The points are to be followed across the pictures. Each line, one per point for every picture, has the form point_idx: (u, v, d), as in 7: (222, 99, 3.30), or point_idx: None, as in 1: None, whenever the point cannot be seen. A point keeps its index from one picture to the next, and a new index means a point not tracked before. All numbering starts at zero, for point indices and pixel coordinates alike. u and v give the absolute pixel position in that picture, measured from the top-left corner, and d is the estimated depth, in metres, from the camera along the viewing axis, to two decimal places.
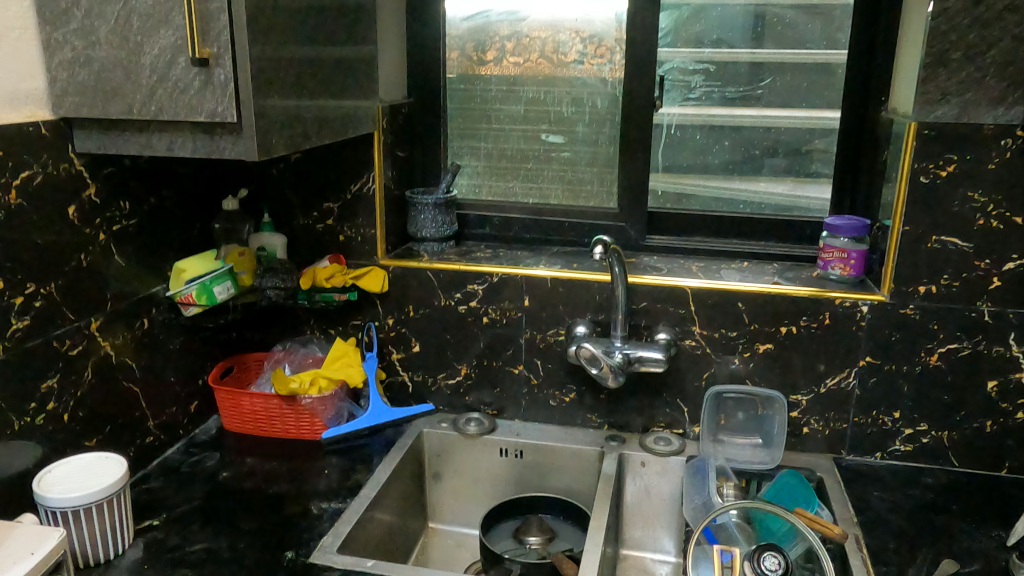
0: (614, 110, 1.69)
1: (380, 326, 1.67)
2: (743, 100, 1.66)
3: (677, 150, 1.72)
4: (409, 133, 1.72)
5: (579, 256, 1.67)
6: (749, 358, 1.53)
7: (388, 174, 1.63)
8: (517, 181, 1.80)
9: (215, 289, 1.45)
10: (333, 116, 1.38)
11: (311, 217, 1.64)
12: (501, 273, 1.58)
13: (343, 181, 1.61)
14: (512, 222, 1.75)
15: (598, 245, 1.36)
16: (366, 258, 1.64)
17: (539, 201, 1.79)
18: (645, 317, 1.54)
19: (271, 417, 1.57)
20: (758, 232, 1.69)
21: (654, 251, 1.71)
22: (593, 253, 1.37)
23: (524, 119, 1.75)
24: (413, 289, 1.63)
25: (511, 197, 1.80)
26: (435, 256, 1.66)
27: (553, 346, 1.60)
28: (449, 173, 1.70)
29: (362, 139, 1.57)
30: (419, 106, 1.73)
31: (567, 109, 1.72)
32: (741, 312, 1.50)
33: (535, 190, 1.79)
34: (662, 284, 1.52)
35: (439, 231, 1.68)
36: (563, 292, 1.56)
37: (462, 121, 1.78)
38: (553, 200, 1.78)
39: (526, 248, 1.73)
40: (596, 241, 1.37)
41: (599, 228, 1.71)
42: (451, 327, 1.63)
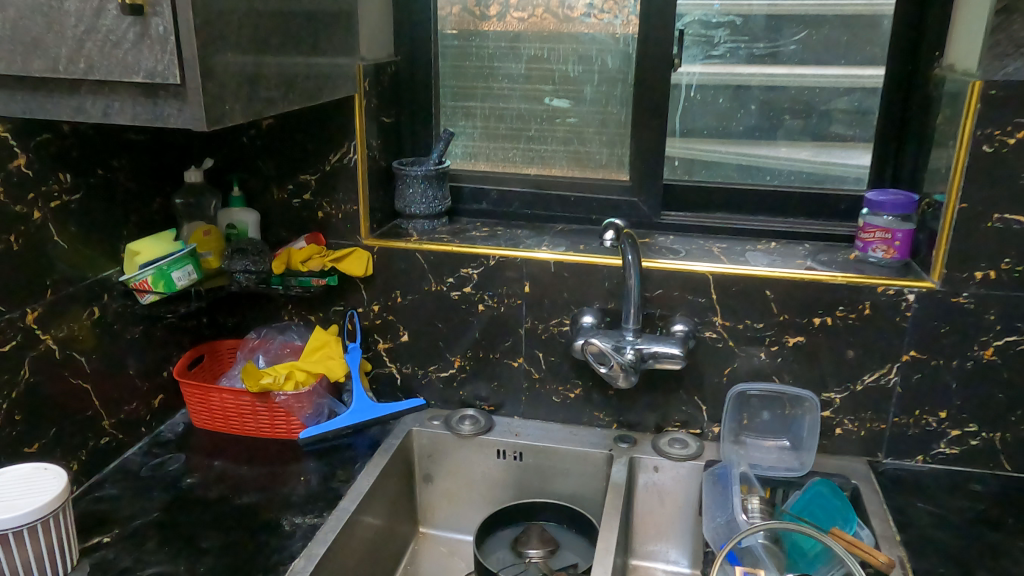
0: (627, 69, 1.50)
1: (365, 314, 1.50)
2: (771, 57, 1.47)
3: (696, 114, 1.53)
4: (397, 96, 1.53)
5: (585, 236, 1.49)
6: (777, 352, 1.36)
7: (372, 142, 1.44)
8: (518, 150, 1.61)
9: (175, 274, 1.27)
10: (304, 76, 1.19)
11: (286, 191, 1.47)
12: (498, 255, 1.40)
13: (321, 151, 1.43)
14: (511, 195, 1.57)
15: (610, 227, 1.22)
16: (347, 237, 1.46)
17: (541, 172, 1.60)
18: (660, 306, 1.37)
19: (243, 416, 1.41)
20: (788, 207, 1.50)
21: (669, 229, 1.53)
22: (604, 239, 1.20)
23: (526, 80, 1.56)
24: (400, 272, 1.46)
25: (511, 167, 1.62)
26: (424, 236, 1.48)
27: (556, 337, 1.43)
28: (440, 141, 1.51)
29: (341, 102, 1.39)
30: (407, 65, 1.54)
31: (574, 70, 1.53)
32: (769, 300, 1.33)
33: (538, 160, 1.61)
34: (679, 269, 1.35)
35: (430, 207, 1.50)
36: (568, 278, 1.39)
37: (457, 82, 1.58)
38: (557, 171, 1.60)
39: (527, 226, 1.55)
40: (608, 223, 1.21)
41: (608, 203, 1.53)
42: (443, 314, 1.47)
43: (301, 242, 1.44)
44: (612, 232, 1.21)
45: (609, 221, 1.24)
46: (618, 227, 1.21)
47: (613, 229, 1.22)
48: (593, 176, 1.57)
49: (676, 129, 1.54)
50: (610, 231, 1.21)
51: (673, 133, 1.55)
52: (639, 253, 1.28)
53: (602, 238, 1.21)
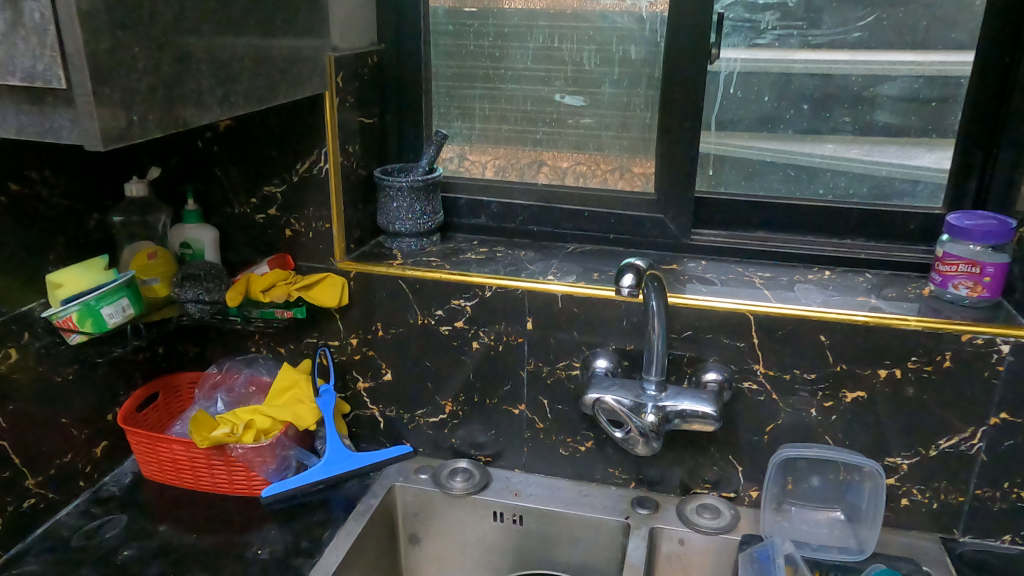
0: (653, 60, 1.25)
1: (341, 348, 1.29)
2: (832, 45, 1.21)
3: (737, 113, 1.27)
4: (380, 92, 1.29)
5: (601, 261, 1.26)
6: (831, 409, 1.12)
7: (348, 149, 1.22)
8: (520, 151, 1.36)
9: (105, 311, 1.05)
10: (256, 74, 0.97)
11: (248, 204, 1.25)
12: (496, 285, 1.17)
13: (287, 158, 1.20)
14: (513, 209, 1.33)
15: (628, 270, 0.93)
16: (320, 260, 1.24)
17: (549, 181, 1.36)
18: (689, 349, 1.14)
19: (196, 470, 1.21)
20: (846, 228, 1.25)
21: (700, 253, 1.28)
22: (623, 284, 0.95)
23: (534, 73, 1.31)
24: (381, 302, 1.24)
25: (514, 174, 1.37)
26: (410, 258, 1.26)
27: (564, 382, 1.21)
28: (431, 145, 1.28)
29: (309, 101, 1.16)
30: (393, 54, 1.30)
31: (590, 62, 1.28)
32: (824, 347, 1.09)
33: (545, 162, 1.35)
34: (714, 307, 1.11)
35: (417, 223, 1.27)
36: (579, 313, 1.16)
37: (453, 73, 1.34)
38: (570, 165, 1.35)
39: (532, 246, 1.32)
40: (625, 264, 0.94)
41: (629, 220, 1.29)
42: (431, 352, 1.25)
43: (264, 266, 1.22)
44: (633, 276, 0.94)
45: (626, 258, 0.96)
46: (638, 268, 0.94)
47: (633, 271, 0.93)
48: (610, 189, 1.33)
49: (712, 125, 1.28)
50: (631, 275, 0.94)
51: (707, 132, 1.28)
52: (665, 297, 1.05)
53: (618, 284, 0.95)
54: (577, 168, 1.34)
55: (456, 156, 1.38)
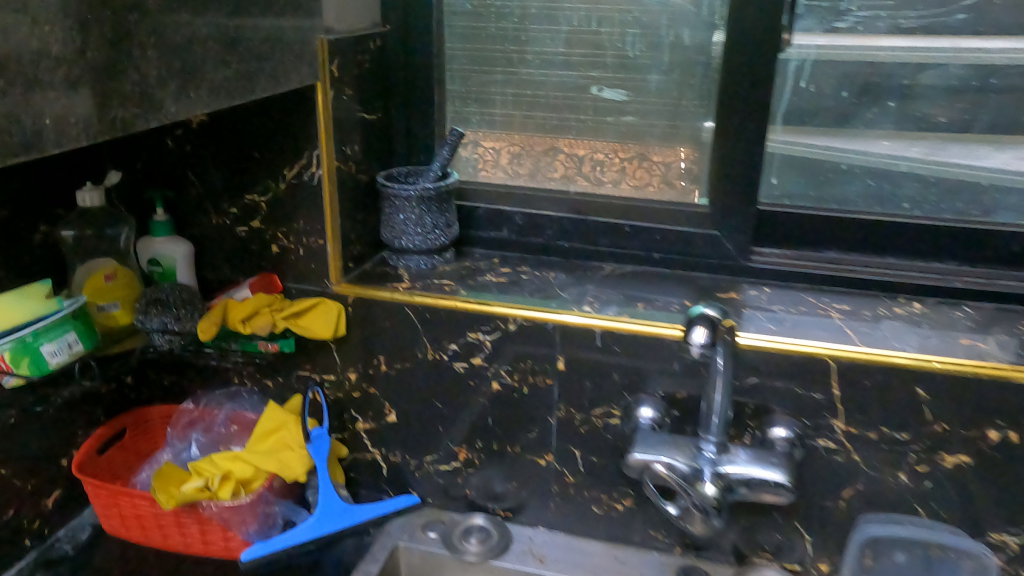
0: (710, 45, 1.03)
1: (336, 384, 1.10)
2: (927, 30, 1.02)
3: (811, 110, 1.06)
4: (383, 81, 1.09)
5: (645, 287, 1.06)
6: (926, 475, 0.92)
7: (345, 151, 1.02)
8: (532, 141, 1.16)
9: (46, 349, 0.87)
10: (225, 63, 0.77)
11: (226, 215, 1.05)
12: (520, 316, 0.98)
13: (273, 162, 1.01)
14: (541, 221, 1.12)
15: (699, 321, 0.84)
16: (311, 282, 1.05)
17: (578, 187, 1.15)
18: (752, 397, 0.95)
19: (164, 528, 1.03)
20: (938, 251, 1.04)
21: (761, 277, 1.08)
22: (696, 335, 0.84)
23: (567, 60, 1.11)
24: (384, 333, 1.05)
25: (524, 171, 1.17)
26: (418, 281, 1.06)
27: (600, 432, 1.02)
28: (445, 145, 1.08)
29: (299, 94, 0.96)
30: (399, 35, 1.10)
31: (635, 49, 1.07)
32: (921, 403, 0.89)
33: (559, 153, 1.15)
34: (788, 351, 0.91)
35: (428, 239, 1.07)
36: (621, 353, 0.97)
37: (469, 57, 1.13)
38: (588, 152, 1.14)
39: (562, 266, 1.12)
40: (698, 314, 0.85)
41: (678, 237, 1.09)
42: (442, 391, 1.06)
43: (245, 290, 1.03)
44: (706, 330, 0.83)
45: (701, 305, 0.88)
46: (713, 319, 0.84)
47: (706, 323, 0.83)
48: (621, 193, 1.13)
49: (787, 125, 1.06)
50: (703, 328, 0.83)
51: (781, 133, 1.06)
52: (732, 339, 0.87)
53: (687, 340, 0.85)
54: (604, 159, 1.14)
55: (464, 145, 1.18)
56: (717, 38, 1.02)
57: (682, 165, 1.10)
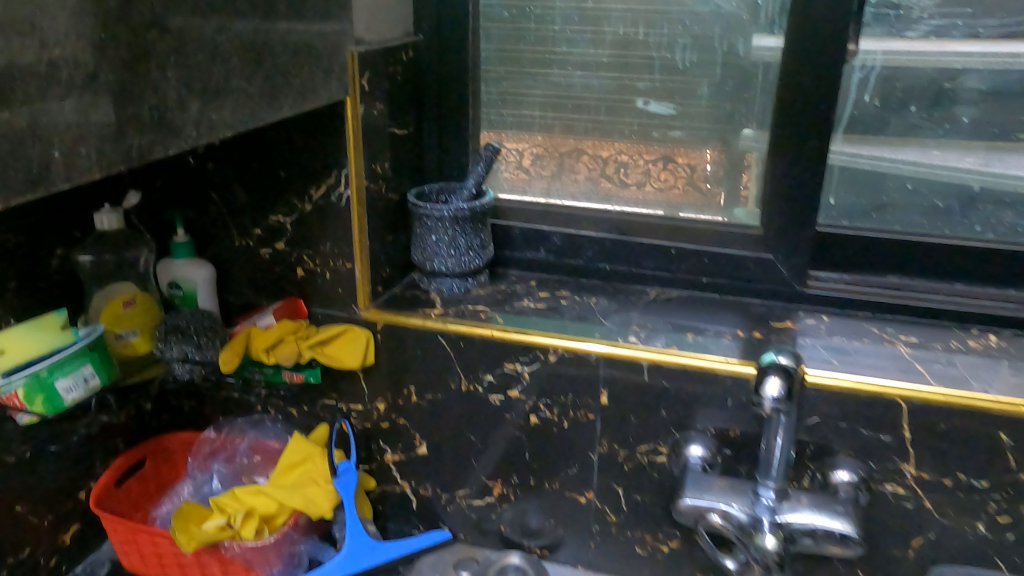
0: (769, 56, 0.95)
1: (364, 414, 1.05)
2: (1012, 37, 0.90)
3: (881, 124, 0.97)
4: (415, 94, 1.03)
5: (693, 315, 0.99)
6: (1007, 526, 0.85)
7: (375, 170, 0.96)
8: (556, 142, 1.07)
9: (61, 385, 0.82)
10: (250, 82, 0.71)
11: (250, 236, 1.00)
12: (562, 347, 0.92)
13: (299, 181, 0.95)
14: (580, 241, 1.06)
15: (773, 371, 0.76)
16: (339, 308, 0.99)
17: (616, 202, 1.08)
18: (814, 438, 0.88)
19: (185, 566, 0.98)
20: (1014, 278, 0.96)
21: (818, 303, 1.01)
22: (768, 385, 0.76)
23: (611, 69, 1.02)
24: (416, 361, 0.99)
25: (547, 173, 1.09)
26: (452, 306, 1.00)
27: (646, 470, 0.95)
28: (480, 161, 1.02)
29: (326, 111, 0.90)
30: (432, 45, 1.03)
31: (684, 60, 0.99)
32: (1004, 449, 0.82)
33: (583, 154, 1.07)
34: (857, 388, 0.84)
35: (462, 262, 1.01)
36: (671, 389, 0.90)
37: (503, 65, 1.05)
38: (613, 154, 1.06)
39: (604, 290, 1.05)
40: (771, 362, 0.77)
41: (728, 260, 1.02)
42: (476, 424, 1.00)
43: (269, 316, 0.97)
44: (781, 381, 0.75)
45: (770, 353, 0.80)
46: (789, 369, 0.76)
47: (781, 373, 0.75)
48: (644, 196, 1.06)
49: (854, 140, 0.98)
50: (779, 379, 0.75)
51: (846, 149, 0.98)
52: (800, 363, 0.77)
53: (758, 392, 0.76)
54: (647, 175, 1.05)
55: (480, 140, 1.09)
56: (761, 42, 0.95)
57: (709, 167, 1.02)
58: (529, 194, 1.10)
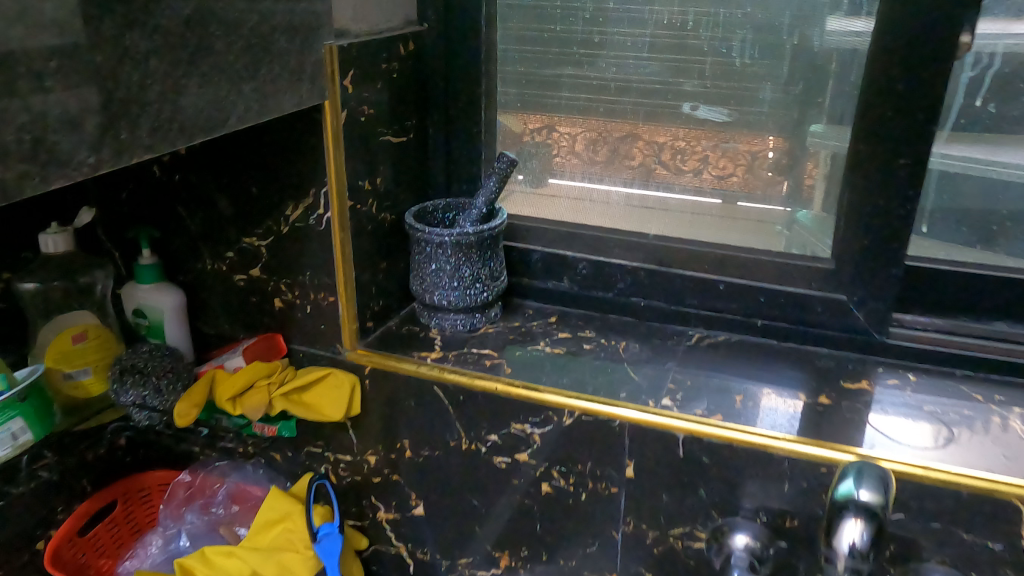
0: (853, 52, 0.75)
1: (353, 466, 0.90)
2: None
3: (1000, 134, 0.75)
4: (416, 96, 0.86)
5: (746, 370, 0.81)
6: None
7: (364, 185, 0.81)
8: (610, 123, 0.87)
9: None
10: (182, 89, 0.56)
11: (221, 260, 0.86)
12: (580, 408, 0.75)
13: (272, 199, 0.80)
14: (611, 270, 0.89)
15: (853, 511, 0.58)
16: (322, 346, 0.85)
17: (673, 203, 0.88)
18: (896, 538, 0.69)
19: None
20: None
21: (902, 356, 0.82)
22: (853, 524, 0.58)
23: (651, 67, 0.83)
24: (410, 412, 0.84)
25: (600, 157, 0.88)
26: (454, 348, 0.85)
27: (680, 557, 0.78)
28: (493, 175, 0.85)
29: (301, 116, 0.75)
30: (437, 37, 0.86)
31: (744, 54, 0.79)
32: None
33: (637, 139, 0.86)
34: (953, 482, 0.65)
35: (467, 295, 0.85)
36: (713, 466, 0.73)
37: (524, 58, 0.87)
38: (670, 140, 0.85)
39: (638, 331, 0.88)
40: (847, 497, 0.59)
41: (791, 300, 0.83)
42: (480, 487, 0.84)
43: (239, 358, 0.83)
44: (865, 526, 0.57)
45: (850, 465, 0.64)
46: (873, 510, 0.58)
47: (864, 515, 0.58)
48: (700, 186, 0.86)
49: (961, 160, 0.77)
50: (863, 526, 0.57)
51: (949, 170, 0.78)
52: (886, 477, 0.62)
53: (833, 538, 0.58)
54: (714, 165, 0.85)
55: (520, 122, 0.90)
56: (834, 26, 0.75)
57: (771, 154, 0.82)
58: (553, 201, 0.92)
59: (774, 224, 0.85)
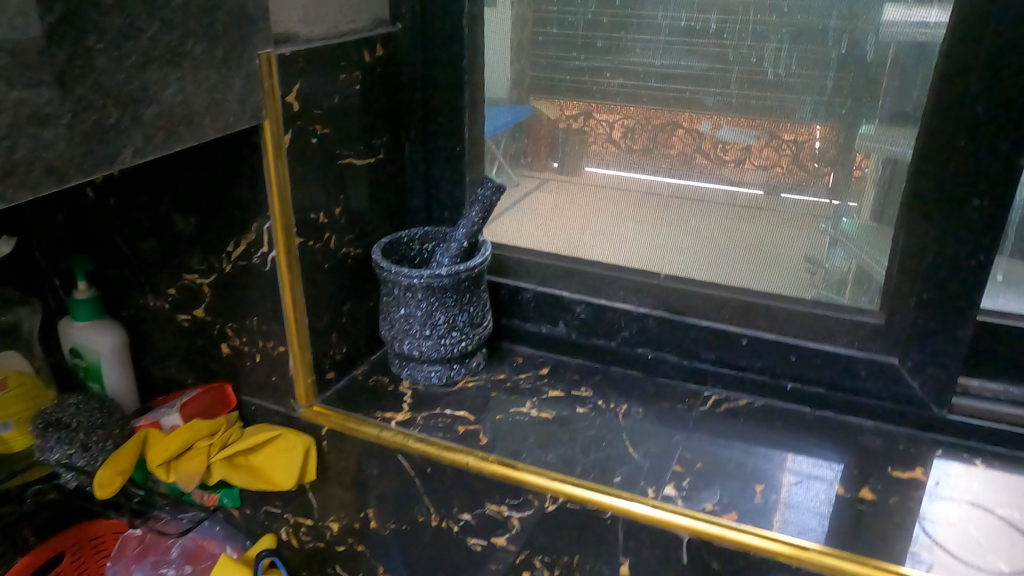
0: (919, 58, 0.60)
1: (314, 533, 0.79)
2: None
3: None
4: (388, 110, 0.74)
5: (771, 445, 0.67)
6: None
7: (318, 219, 0.68)
8: (651, 109, 0.70)
9: None
10: (44, 121, 0.44)
11: (163, 298, 0.74)
12: (566, 495, 0.62)
13: (212, 233, 0.68)
14: (614, 316, 0.76)
15: None
16: (274, 400, 0.74)
17: (718, 201, 0.71)
18: None
19: None
20: None
21: (967, 435, 0.67)
22: None
23: (669, 79, 0.68)
24: (373, 481, 0.72)
25: (638, 146, 0.71)
26: (426, 407, 0.73)
27: None
28: (475, 204, 0.72)
29: (238, 137, 0.63)
30: (413, 42, 0.73)
31: (777, 63, 0.64)
32: None
33: (678, 126, 0.69)
34: None
35: (442, 345, 0.73)
36: None
37: (516, 67, 0.73)
38: (714, 127, 0.68)
39: (644, 390, 0.74)
40: None
41: (829, 361, 0.69)
42: (452, 570, 0.72)
43: (174, 415, 0.72)
44: None
45: None
46: None
47: None
48: (741, 177, 0.69)
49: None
50: None
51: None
52: None
53: None
54: (761, 159, 0.68)
55: (556, 107, 0.73)
56: (892, 16, 0.59)
57: (817, 145, 0.65)
58: (562, 210, 0.77)
59: (819, 220, 0.67)
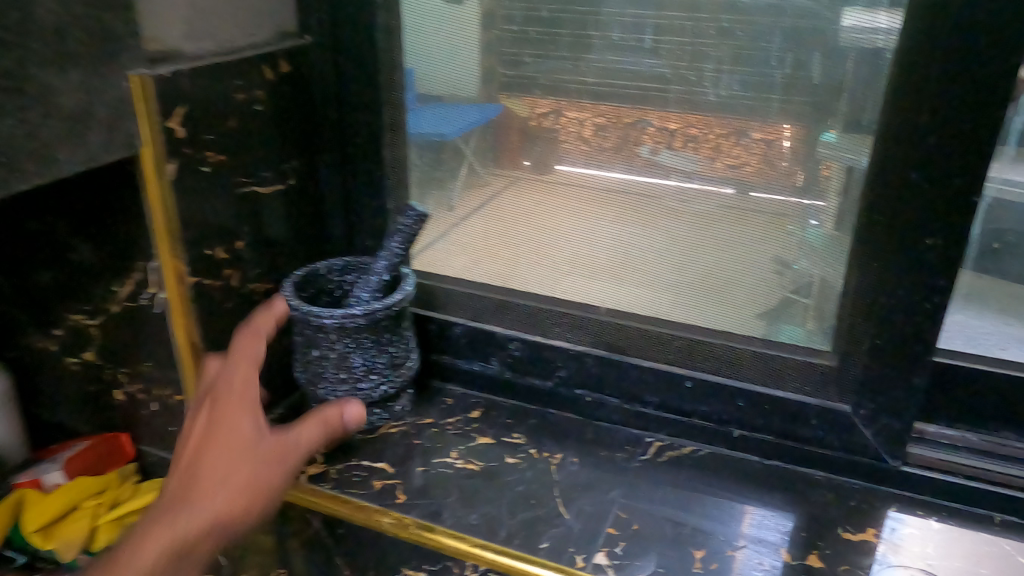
0: (871, 79, 0.55)
1: None
2: None
3: None
4: (300, 129, 0.67)
5: (715, 500, 0.62)
6: None
7: (217, 255, 0.61)
8: (620, 106, 0.63)
9: None
10: None
11: (46, 336, 0.66)
12: (487, 562, 0.56)
13: (97, 267, 0.61)
14: (550, 354, 0.70)
15: None
16: (175, 451, 0.67)
17: (689, 208, 0.63)
18: None
19: None
20: None
21: (924, 486, 0.62)
22: None
23: (624, 79, 0.62)
24: None
25: (610, 144, 0.64)
26: (343, 458, 0.67)
27: None
28: (394, 233, 0.65)
29: (115, 166, 0.55)
30: (326, 54, 0.67)
31: (719, 83, 0.59)
32: None
33: (648, 124, 0.62)
34: None
35: (361, 389, 0.66)
36: None
37: (469, 69, 0.66)
38: (683, 128, 0.61)
39: (581, 437, 0.69)
40: None
41: (778, 406, 0.64)
42: None
43: (59, 474, 0.64)
44: None
45: None
46: None
47: None
48: (709, 174, 0.62)
49: (1013, 232, 0.57)
50: None
51: (993, 245, 0.57)
52: None
53: None
54: (735, 153, 0.60)
55: (526, 105, 0.66)
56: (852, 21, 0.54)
57: (787, 144, 0.59)
58: (539, 211, 0.68)
59: (787, 222, 0.61)
